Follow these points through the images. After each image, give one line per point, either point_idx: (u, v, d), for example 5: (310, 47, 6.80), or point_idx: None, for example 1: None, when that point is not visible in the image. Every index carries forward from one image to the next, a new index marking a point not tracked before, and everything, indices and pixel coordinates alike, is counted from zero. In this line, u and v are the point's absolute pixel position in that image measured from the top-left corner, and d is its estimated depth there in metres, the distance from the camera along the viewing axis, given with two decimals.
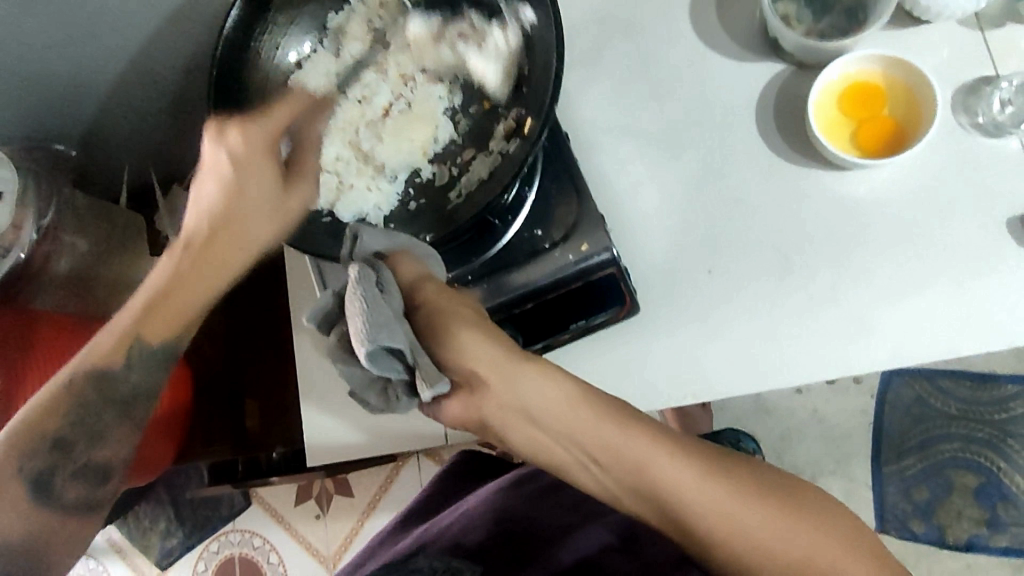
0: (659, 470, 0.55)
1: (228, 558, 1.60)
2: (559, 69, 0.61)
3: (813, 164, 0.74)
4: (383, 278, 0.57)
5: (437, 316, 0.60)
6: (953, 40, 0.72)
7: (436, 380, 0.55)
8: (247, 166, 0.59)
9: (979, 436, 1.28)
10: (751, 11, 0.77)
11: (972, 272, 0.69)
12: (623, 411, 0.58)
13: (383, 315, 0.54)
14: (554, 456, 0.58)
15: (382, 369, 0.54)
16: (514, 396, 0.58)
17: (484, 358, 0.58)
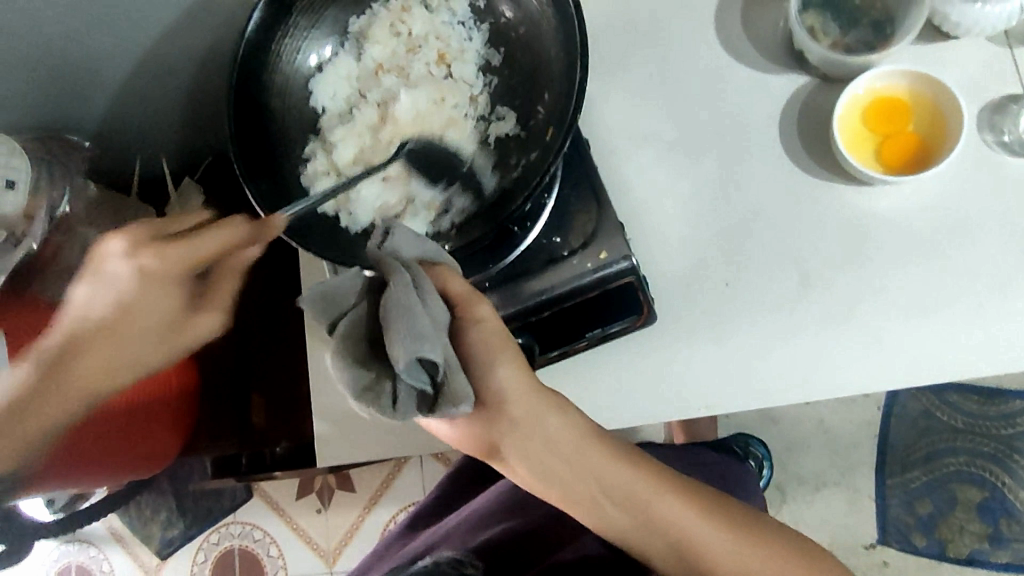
0: (664, 508, 0.61)
1: (228, 550, 1.60)
2: (581, 81, 0.61)
3: (834, 178, 0.73)
4: (422, 286, 0.52)
5: (492, 338, 0.58)
6: (980, 57, 0.71)
7: (462, 400, 0.51)
8: (150, 285, 0.55)
9: (984, 451, 1.27)
10: (775, 21, 0.77)
11: (991, 292, 0.69)
12: (634, 454, 0.63)
13: (423, 325, 0.49)
14: (567, 490, 0.62)
15: (411, 380, 0.49)
16: (538, 435, 0.61)
17: (514, 392, 0.59)
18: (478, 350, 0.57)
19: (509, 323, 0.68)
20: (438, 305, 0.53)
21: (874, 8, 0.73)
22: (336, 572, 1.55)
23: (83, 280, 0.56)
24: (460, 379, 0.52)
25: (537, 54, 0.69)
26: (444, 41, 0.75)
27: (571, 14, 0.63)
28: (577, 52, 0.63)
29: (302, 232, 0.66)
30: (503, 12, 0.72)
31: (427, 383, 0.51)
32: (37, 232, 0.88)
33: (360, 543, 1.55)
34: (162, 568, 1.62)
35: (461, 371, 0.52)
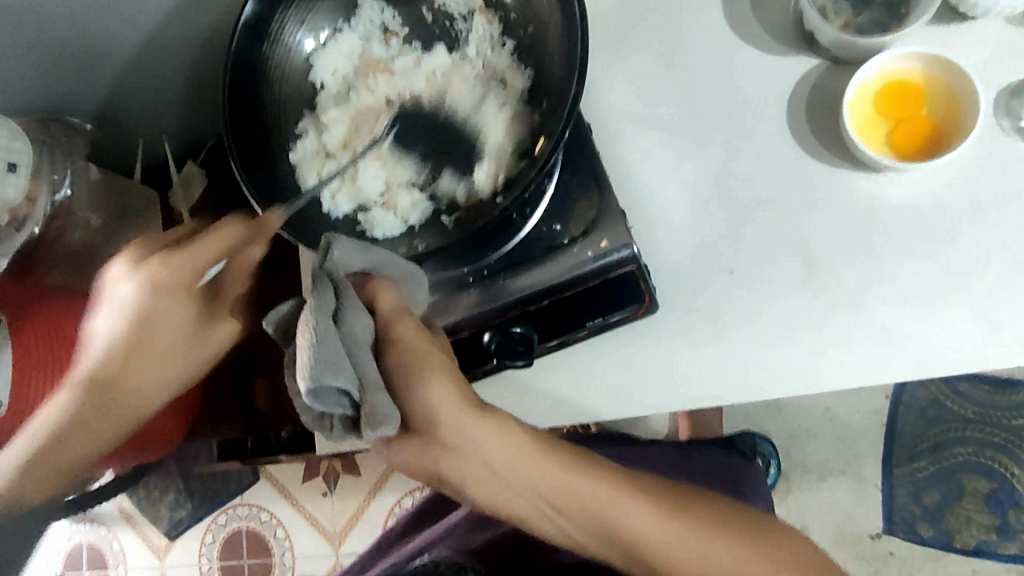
0: (617, 515, 0.54)
1: (235, 531, 1.62)
2: (577, 85, 0.58)
3: (844, 164, 0.71)
4: (344, 306, 0.49)
5: (414, 355, 0.54)
6: (998, 40, 0.69)
7: (382, 424, 0.47)
8: (168, 297, 0.57)
9: (993, 441, 1.25)
10: (786, 1, 0.74)
11: (1004, 284, 0.67)
12: (577, 459, 0.56)
13: (334, 350, 0.45)
14: (512, 510, 0.56)
15: (322, 406, 0.46)
16: (474, 452, 0.54)
17: (447, 407, 0.54)
18: (413, 360, 0.54)
19: (507, 312, 0.67)
20: (361, 325, 0.50)
21: None
22: (341, 554, 1.56)
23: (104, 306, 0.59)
24: (382, 401, 0.48)
25: (542, 50, 0.67)
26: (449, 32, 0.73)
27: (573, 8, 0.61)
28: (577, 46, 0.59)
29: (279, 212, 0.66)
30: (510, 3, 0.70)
31: (345, 405, 0.47)
32: (39, 214, 0.87)
33: (365, 525, 1.56)
34: (170, 549, 1.64)
35: (384, 392, 0.49)
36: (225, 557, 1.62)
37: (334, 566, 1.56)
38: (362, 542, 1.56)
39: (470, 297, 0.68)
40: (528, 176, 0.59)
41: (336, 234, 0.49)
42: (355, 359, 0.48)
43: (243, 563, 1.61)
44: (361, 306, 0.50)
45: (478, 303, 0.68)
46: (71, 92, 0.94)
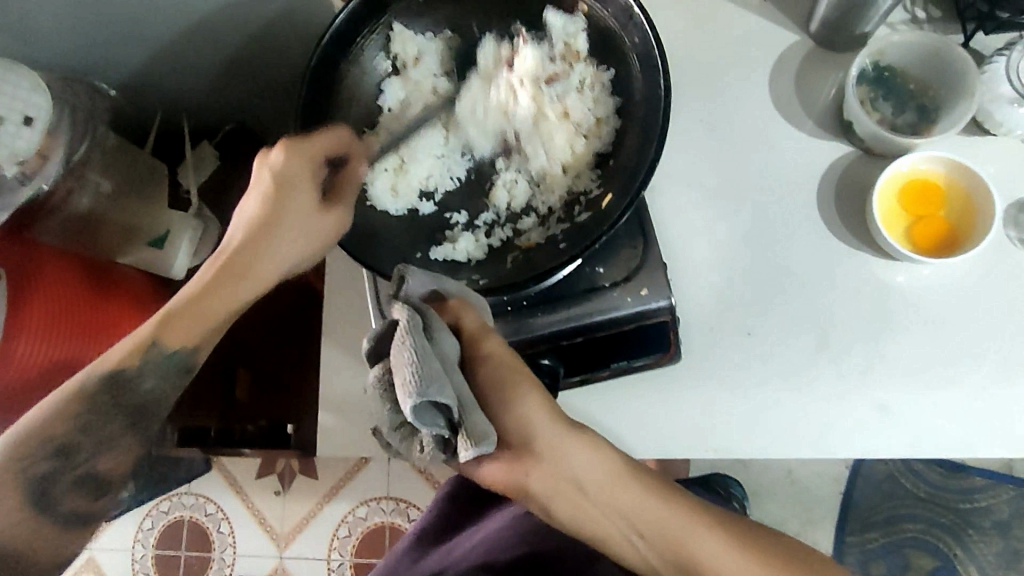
0: (705, 551, 0.51)
1: (177, 520, 1.57)
2: (655, 156, 0.63)
3: (864, 248, 0.76)
4: (433, 323, 0.53)
5: (504, 369, 0.56)
6: (1014, 157, 0.75)
7: (482, 438, 0.49)
8: (302, 174, 0.59)
9: (942, 521, 1.32)
10: (829, 88, 0.80)
11: (996, 382, 0.72)
12: (665, 486, 0.53)
13: (434, 367, 0.49)
14: (594, 531, 0.53)
15: (424, 425, 0.49)
16: (563, 471, 0.53)
17: (537, 420, 0.54)
18: (502, 373, 0.56)
19: (539, 344, 0.70)
20: (452, 346, 0.53)
21: (925, 94, 0.76)
22: (286, 557, 1.52)
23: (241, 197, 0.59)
24: (477, 416, 0.51)
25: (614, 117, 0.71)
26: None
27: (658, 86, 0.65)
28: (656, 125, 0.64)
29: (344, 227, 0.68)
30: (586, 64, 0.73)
31: (443, 424, 0.50)
32: (51, 172, 0.86)
33: (315, 531, 1.52)
34: (104, 531, 1.58)
35: (478, 410, 0.51)
36: (161, 546, 1.57)
37: (276, 568, 1.52)
38: (310, 547, 1.52)
39: (506, 323, 0.70)
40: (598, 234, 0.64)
41: (409, 265, 0.58)
42: (450, 376, 0.52)
43: (180, 554, 1.56)
44: (445, 326, 0.54)
45: (512, 332, 0.70)
46: (107, 57, 0.93)
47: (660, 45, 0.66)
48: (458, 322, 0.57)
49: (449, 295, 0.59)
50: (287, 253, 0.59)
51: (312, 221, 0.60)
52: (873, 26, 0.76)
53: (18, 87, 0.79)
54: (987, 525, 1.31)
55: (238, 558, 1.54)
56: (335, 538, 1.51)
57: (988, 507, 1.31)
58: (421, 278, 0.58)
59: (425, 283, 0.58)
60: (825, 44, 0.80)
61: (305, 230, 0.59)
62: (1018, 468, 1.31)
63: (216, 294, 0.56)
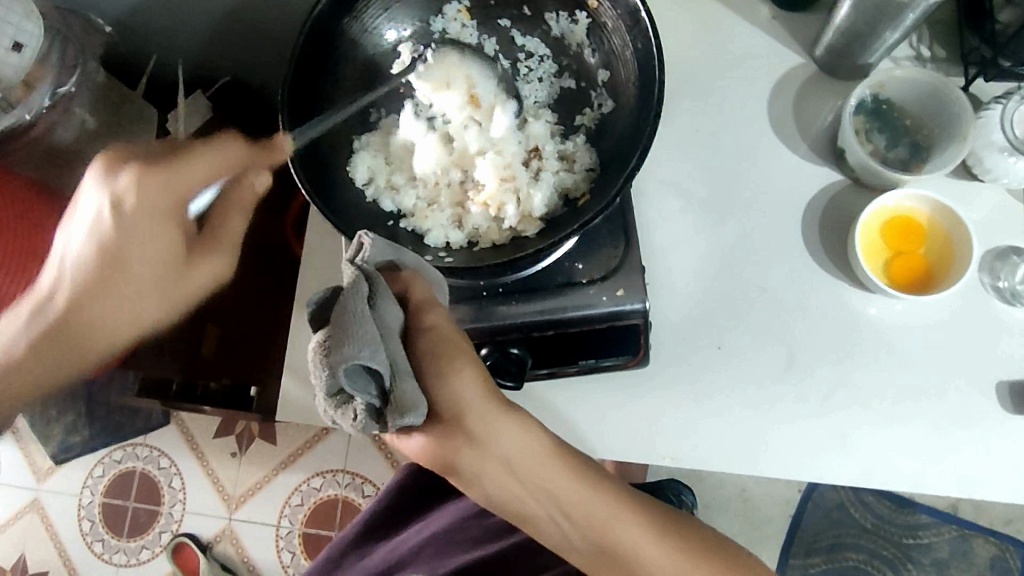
0: (618, 532, 0.56)
1: (128, 471, 1.55)
2: (635, 166, 0.60)
3: (842, 276, 0.77)
4: (378, 291, 0.52)
5: (443, 342, 0.56)
6: (997, 204, 0.76)
7: (411, 411, 0.51)
8: (151, 217, 0.55)
9: (884, 553, 1.34)
10: (828, 115, 0.80)
11: (951, 421, 0.74)
12: (588, 468, 0.58)
13: (371, 333, 0.49)
14: (525, 507, 0.57)
15: (355, 391, 0.49)
16: (497, 448, 0.56)
17: (474, 399, 0.56)
18: (442, 347, 0.56)
19: (509, 332, 0.70)
20: (392, 311, 0.53)
21: (920, 132, 0.77)
22: (235, 519, 1.51)
23: (68, 221, 0.57)
24: (409, 386, 0.52)
25: (611, 115, 0.70)
26: (518, 66, 0.76)
27: (654, 90, 0.63)
28: (647, 127, 0.61)
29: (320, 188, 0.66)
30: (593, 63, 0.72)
31: (373, 394, 0.51)
32: (36, 104, 0.84)
33: (267, 496, 1.51)
34: (52, 473, 1.55)
35: (411, 378, 0.53)
36: (108, 495, 1.54)
37: (224, 529, 1.51)
38: (260, 512, 1.51)
39: (477, 308, 0.70)
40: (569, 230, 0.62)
41: (370, 232, 0.54)
42: (386, 344, 0.52)
43: (128, 505, 1.54)
44: (392, 297, 0.54)
45: (483, 317, 0.70)
46: None
47: (660, 50, 0.63)
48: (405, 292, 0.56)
49: (405, 266, 0.57)
50: (149, 304, 0.56)
51: (151, 245, 0.55)
52: (877, 58, 0.76)
53: (12, 14, 0.76)
54: (926, 561, 1.33)
55: (186, 515, 1.52)
56: (287, 505, 1.50)
57: (930, 544, 1.34)
58: (382, 249, 0.55)
59: (386, 253, 0.55)
60: (828, 70, 0.80)
61: (153, 256, 0.55)
62: (963, 510, 1.34)
63: (90, 307, 0.56)
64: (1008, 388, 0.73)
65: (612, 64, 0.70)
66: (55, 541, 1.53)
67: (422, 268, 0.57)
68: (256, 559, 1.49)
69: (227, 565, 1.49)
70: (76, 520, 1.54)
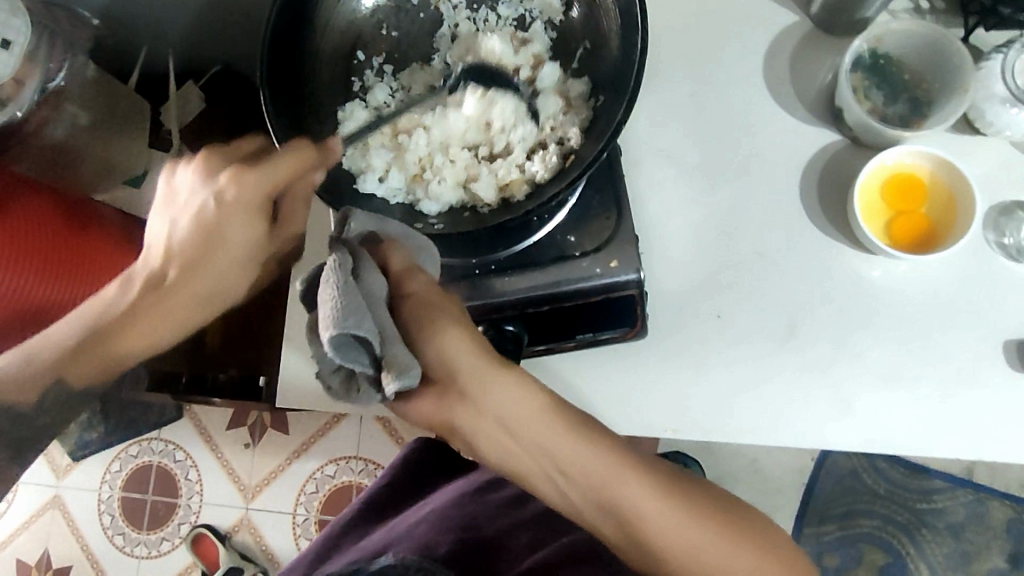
0: (623, 488, 0.54)
1: (146, 465, 1.57)
2: (622, 119, 0.59)
3: (843, 240, 0.75)
4: (358, 262, 0.53)
5: (427, 306, 0.57)
6: (1001, 159, 0.74)
7: (405, 371, 0.51)
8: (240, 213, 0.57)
9: (898, 519, 1.33)
10: (823, 75, 0.78)
11: (958, 382, 0.72)
12: (591, 426, 0.56)
13: (355, 301, 0.50)
14: (526, 468, 0.56)
15: (347, 361, 0.50)
16: (489, 405, 0.56)
17: (466, 356, 0.56)
18: (424, 312, 0.57)
19: (504, 310, 0.70)
20: (378, 284, 0.53)
21: (920, 87, 0.75)
22: (251, 509, 1.53)
23: None
24: (400, 351, 0.52)
25: (593, 71, 0.69)
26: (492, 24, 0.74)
27: (636, 43, 0.61)
28: (632, 76, 0.60)
29: (303, 162, 0.65)
30: (575, 19, 0.71)
31: (364, 362, 0.51)
32: (26, 100, 0.83)
33: (282, 485, 1.52)
34: (71, 470, 1.58)
35: (401, 344, 0.53)
36: (127, 489, 1.57)
37: (242, 519, 1.52)
38: (275, 500, 1.52)
39: (471, 286, 0.70)
40: (558, 189, 0.61)
41: (351, 209, 0.56)
42: (375, 314, 0.52)
43: (146, 498, 1.56)
44: (375, 267, 0.54)
45: (478, 294, 0.70)
46: None
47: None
48: (383, 261, 0.57)
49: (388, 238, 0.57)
50: None
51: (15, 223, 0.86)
52: (874, 13, 0.74)
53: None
54: (941, 526, 1.32)
55: (203, 506, 1.54)
56: (302, 493, 1.52)
57: (945, 509, 1.33)
58: (365, 219, 0.56)
59: (369, 225, 0.56)
60: (823, 28, 0.78)
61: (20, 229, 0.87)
62: (978, 473, 1.33)
63: None
64: (1016, 347, 0.72)
65: (594, 18, 0.68)
66: (77, 535, 1.56)
67: (407, 237, 0.58)
68: (273, 547, 1.51)
69: (246, 554, 1.50)
70: (97, 515, 1.56)
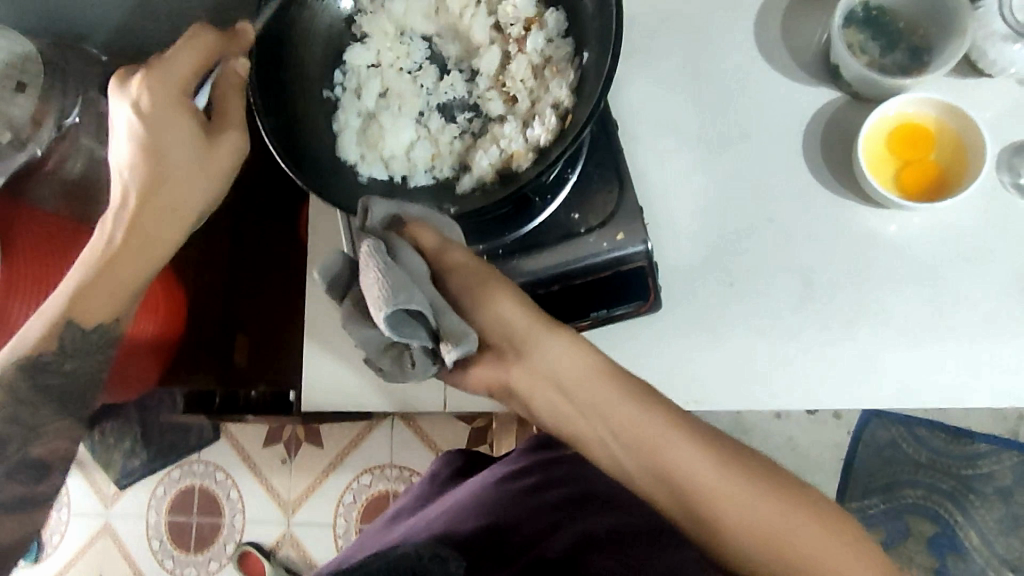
0: (672, 447, 0.53)
1: (188, 488, 1.60)
2: (610, 70, 0.59)
3: (851, 197, 0.74)
4: (394, 243, 0.55)
5: (473, 275, 0.57)
6: (1008, 99, 0.73)
7: (463, 336, 0.51)
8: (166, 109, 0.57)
9: (943, 487, 1.30)
10: (817, 34, 0.77)
11: (984, 330, 0.71)
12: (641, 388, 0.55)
13: (401, 278, 0.51)
14: (572, 430, 0.55)
15: (405, 338, 0.50)
16: (542, 366, 0.55)
17: (501, 324, 0.56)
18: (469, 283, 0.57)
19: None
20: (415, 258, 0.54)
21: (916, 33, 0.74)
22: (293, 523, 1.55)
23: None
24: (453, 320, 0.52)
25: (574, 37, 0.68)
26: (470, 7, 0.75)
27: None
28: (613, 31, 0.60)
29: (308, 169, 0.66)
30: None
31: (421, 334, 0.52)
32: (45, 137, 0.86)
33: (321, 498, 1.54)
34: (119, 497, 1.62)
35: (452, 313, 0.53)
36: (173, 512, 1.60)
37: (285, 534, 1.55)
38: (316, 513, 1.54)
39: None
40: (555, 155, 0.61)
41: (370, 197, 0.59)
42: (422, 288, 0.53)
43: (192, 520, 1.59)
44: (409, 247, 0.55)
45: None
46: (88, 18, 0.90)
47: None
48: (416, 245, 0.57)
49: (411, 218, 0.59)
50: None
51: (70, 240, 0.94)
52: None
53: None
54: (989, 491, 1.28)
55: (246, 525, 1.57)
56: (340, 505, 1.53)
57: (990, 474, 1.28)
58: (384, 204, 0.58)
59: (389, 209, 0.58)
60: None
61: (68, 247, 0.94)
62: None
63: None
64: None
65: None
66: (129, 561, 1.60)
67: (429, 216, 0.59)
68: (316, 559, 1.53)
69: (291, 568, 1.52)
70: (146, 539, 1.60)
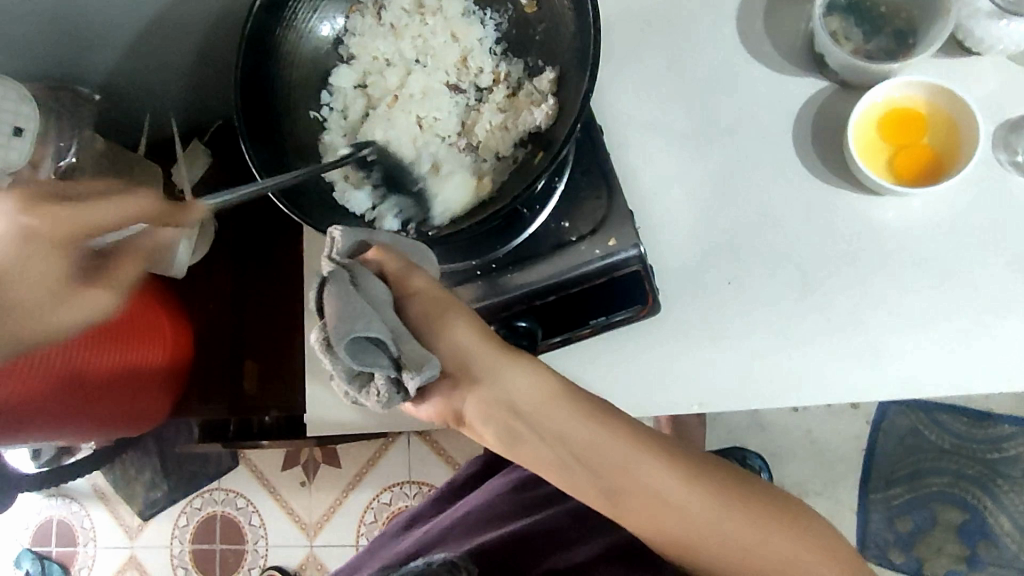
0: (635, 468, 0.54)
1: (210, 516, 1.60)
2: (588, 88, 0.60)
3: (845, 185, 0.73)
4: (358, 272, 0.55)
5: (431, 303, 0.57)
6: (999, 75, 0.71)
7: (424, 365, 0.51)
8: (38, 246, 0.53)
9: (969, 473, 1.27)
10: (800, 24, 0.76)
11: (992, 313, 0.69)
12: (603, 410, 0.56)
13: (359, 305, 0.51)
14: (535, 458, 0.56)
15: (366, 364, 0.51)
16: (499, 397, 0.55)
17: (470, 347, 0.56)
18: (433, 309, 0.57)
19: (513, 306, 0.70)
20: (380, 287, 0.55)
21: (899, 16, 0.72)
22: (316, 546, 1.55)
23: None
24: (415, 348, 0.53)
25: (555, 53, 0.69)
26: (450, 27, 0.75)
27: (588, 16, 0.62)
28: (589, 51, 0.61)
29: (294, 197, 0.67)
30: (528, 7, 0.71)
31: (383, 364, 0.52)
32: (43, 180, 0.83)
33: (341, 519, 1.54)
34: (142, 529, 1.62)
35: (414, 342, 0.54)
36: (197, 541, 1.60)
37: (308, 556, 1.55)
38: (338, 534, 1.54)
39: (476, 288, 0.71)
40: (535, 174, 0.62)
41: (340, 228, 0.57)
42: (382, 315, 0.53)
43: (215, 548, 1.60)
44: (373, 275, 0.55)
45: (482, 296, 0.70)
46: (80, 61, 0.90)
47: None
48: (379, 268, 0.57)
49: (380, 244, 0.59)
50: None
51: None
52: None
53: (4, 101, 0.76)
54: (1018, 474, 1.25)
55: (270, 549, 1.57)
56: (361, 524, 1.53)
57: (1018, 456, 1.25)
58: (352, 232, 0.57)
59: (357, 236, 0.57)
60: None
61: None
62: None
63: None
64: None
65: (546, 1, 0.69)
66: None
67: (396, 241, 0.59)
68: None
69: None
70: (171, 570, 1.60)
